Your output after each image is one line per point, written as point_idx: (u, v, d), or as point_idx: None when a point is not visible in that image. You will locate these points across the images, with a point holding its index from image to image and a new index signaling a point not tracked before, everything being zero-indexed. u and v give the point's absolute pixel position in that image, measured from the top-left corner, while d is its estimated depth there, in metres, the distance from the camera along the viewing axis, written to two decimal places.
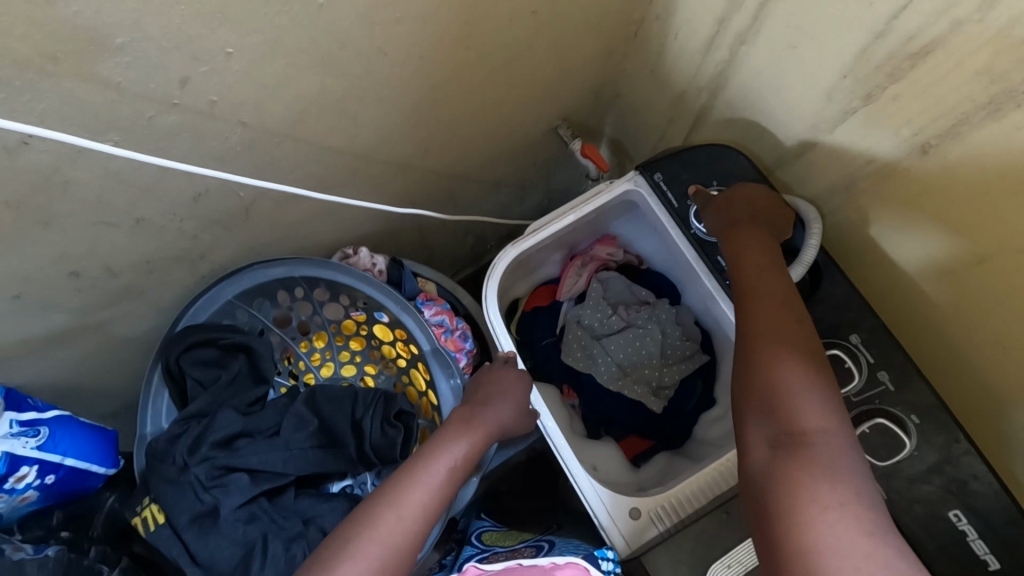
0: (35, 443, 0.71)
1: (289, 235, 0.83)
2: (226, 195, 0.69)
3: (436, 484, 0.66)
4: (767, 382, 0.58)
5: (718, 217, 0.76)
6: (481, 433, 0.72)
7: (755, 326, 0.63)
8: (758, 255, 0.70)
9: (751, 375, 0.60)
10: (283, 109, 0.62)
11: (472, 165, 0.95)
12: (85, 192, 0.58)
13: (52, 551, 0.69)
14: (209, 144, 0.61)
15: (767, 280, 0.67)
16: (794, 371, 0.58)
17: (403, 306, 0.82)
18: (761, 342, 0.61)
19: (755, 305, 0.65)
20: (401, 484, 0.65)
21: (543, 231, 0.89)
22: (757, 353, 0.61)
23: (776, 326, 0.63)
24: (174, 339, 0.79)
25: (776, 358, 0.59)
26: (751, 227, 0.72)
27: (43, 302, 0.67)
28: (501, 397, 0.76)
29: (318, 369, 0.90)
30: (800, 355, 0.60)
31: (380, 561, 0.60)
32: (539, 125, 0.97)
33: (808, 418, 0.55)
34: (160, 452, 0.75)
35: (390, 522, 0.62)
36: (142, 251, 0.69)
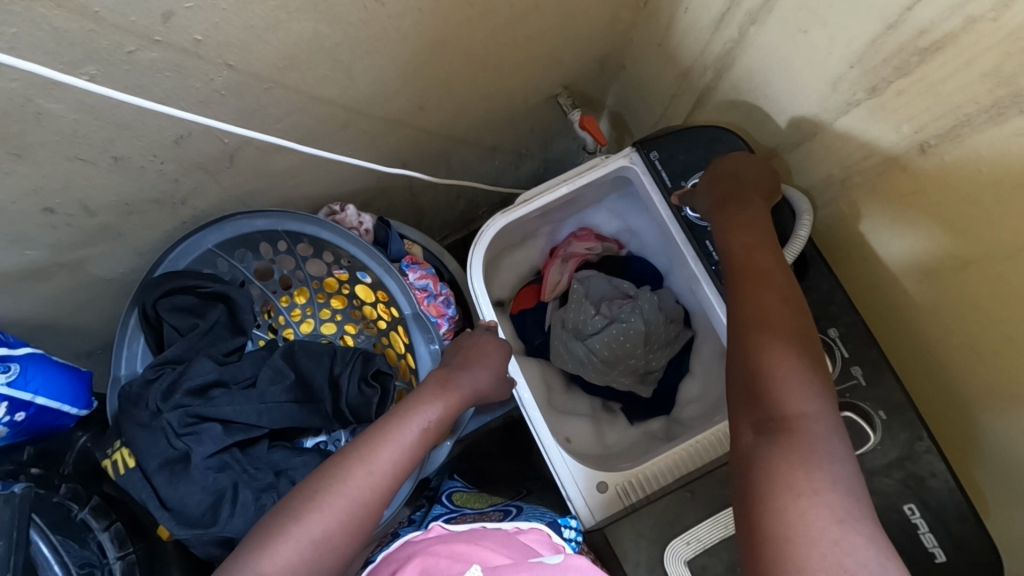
0: (5, 379, 0.70)
1: (274, 186, 0.81)
2: (210, 139, 0.66)
3: (412, 443, 0.67)
4: (756, 368, 0.58)
5: (711, 195, 0.75)
6: (459, 395, 0.73)
7: (747, 313, 0.63)
8: (755, 236, 0.69)
9: (742, 360, 0.60)
10: (272, 53, 0.59)
11: (468, 127, 0.93)
12: (62, 125, 0.55)
13: (19, 488, 0.64)
14: (193, 86, 0.58)
15: (761, 265, 0.67)
16: (782, 359, 0.58)
17: (387, 267, 0.81)
18: (755, 326, 0.62)
19: (748, 291, 0.65)
20: (376, 440, 0.65)
21: (534, 202, 0.88)
22: (749, 339, 0.61)
23: (769, 313, 0.62)
24: (152, 284, 0.78)
25: (764, 344, 0.60)
26: (742, 208, 0.71)
27: (15, 236, 0.65)
28: (480, 361, 0.77)
29: (297, 325, 0.88)
30: (790, 341, 0.60)
31: (350, 514, 0.61)
32: (540, 90, 0.94)
33: (790, 404, 0.55)
34: (134, 396, 0.74)
35: (364, 478, 0.62)
36: (120, 190, 0.67)
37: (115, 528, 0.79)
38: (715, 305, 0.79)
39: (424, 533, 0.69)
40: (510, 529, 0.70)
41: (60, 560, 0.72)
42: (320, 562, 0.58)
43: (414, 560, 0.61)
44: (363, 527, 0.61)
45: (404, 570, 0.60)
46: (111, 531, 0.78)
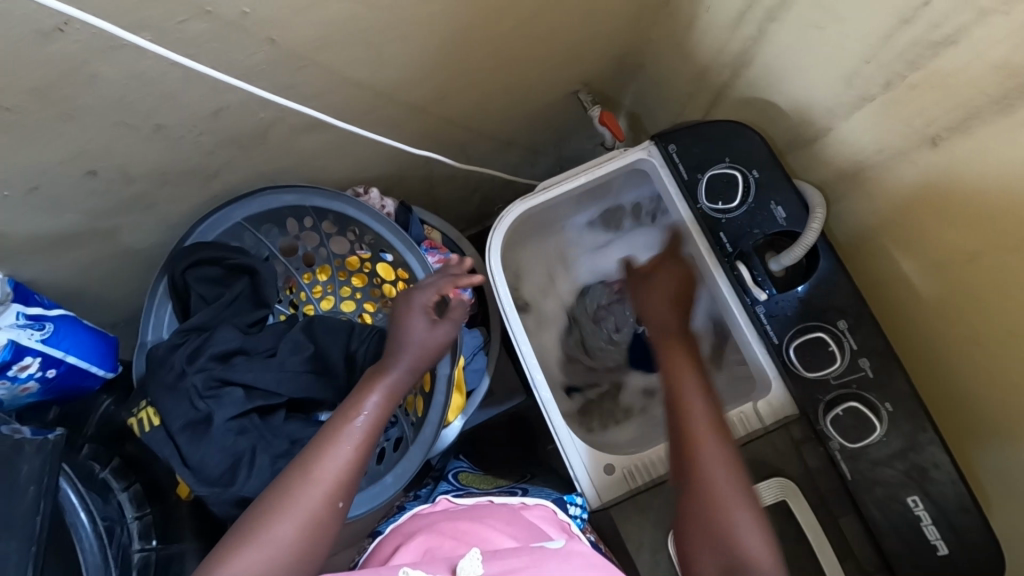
0: (39, 336, 0.73)
1: (302, 164, 0.84)
2: (247, 113, 0.69)
3: (364, 436, 0.67)
4: (704, 488, 0.63)
5: (657, 311, 0.80)
6: (397, 368, 0.72)
7: (693, 435, 0.67)
8: (682, 351, 0.74)
9: (684, 491, 0.65)
10: (311, 31, 0.62)
11: (489, 120, 0.96)
12: (108, 91, 0.59)
13: (54, 435, 0.66)
14: (236, 59, 0.61)
15: (692, 383, 0.70)
16: (733, 496, 0.63)
17: (410, 246, 0.84)
18: (692, 447, 0.66)
19: (688, 411, 0.68)
20: (329, 444, 0.65)
21: (553, 190, 0.90)
22: (687, 459, 0.66)
23: (712, 436, 0.66)
24: (182, 254, 0.81)
25: (713, 474, 0.64)
26: (685, 338, 0.76)
27: (58, 198, 0.69)
28: (409, 331, 0.75)
29: (318, 302, 0.91)
30: (733, 469, 0.64)
31: (316, 514, 0.61)
32: (560, 85, 0.97)
33: (748, 546, 0.60)
34: (159, 358, 0.77)
35: (321, 482, 0.63)
36: (159, 159, 0.70)
37: (133, 489, 0.82)
38: (728, 299, 0.82)
39: (432, 507, 0.73)
40: (515, 504, 0.74)
41: (88, 510, 0.74)
42: (307, 557, 0.59)
43: (418, 538, 0.65)
44: (335, 522, 0.62)
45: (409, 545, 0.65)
46: (128, 492, 0.81)
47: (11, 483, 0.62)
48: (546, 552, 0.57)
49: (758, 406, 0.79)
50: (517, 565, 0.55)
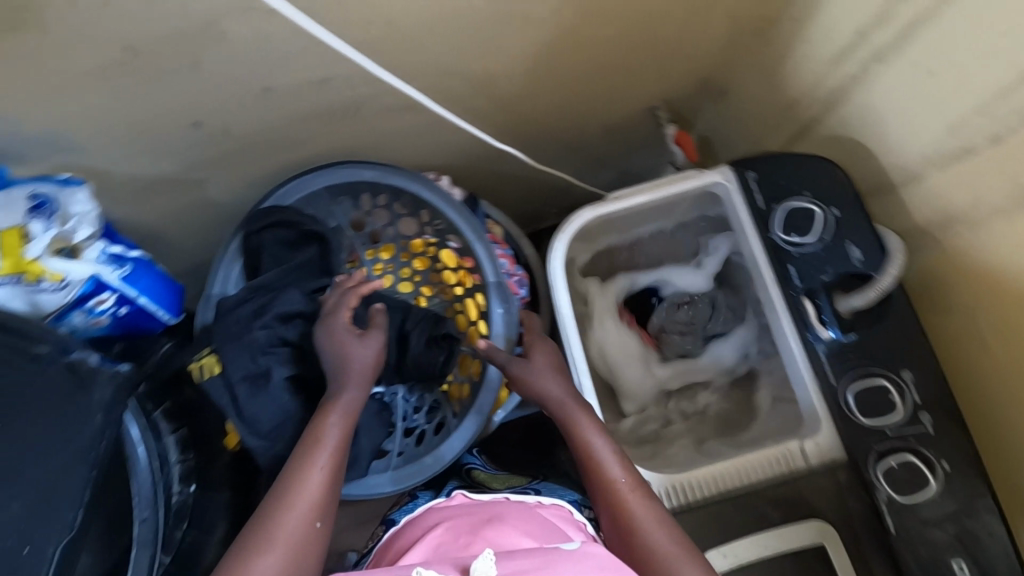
0: (120, 274, 0.75)
1: (383, 144, 0.86)
2: (347, 87, 0.71)
3: (329, 458, 0.70)
4: (640, 546, 0.67)
5: (545, 382, 0.78)
6: (353, 393, 0.73)
7: (612, 503, 0.70)
8: (586, 413, 0.76)
9: (625, 547, 0.68)
10: (426, 13, 0.64)
11: (565, 126, 0.97)
12: (231, 48, 0.61)
13: (124, 368, 0.69)
14: (352, 32, 0.64)
15: (602, 454, 0.73)
16: (664, 543, 0.66)
17: (480, 235, 0.86)
18: (620, 514, 0.69)
19: (604, 486, 0.71)
20: (303, 466, 0.68)
21: (624, 202, 0.89)
22: (618, 528, 0.69)
23: (626, 498, 0.70)
24: (258, 214, 0.83)
25: (640, 532, 0.67)
26: (585, 405, 0.77)
27: (158, 145, 0.71)
28: (346, 355, 0.75)
29: (377, 279, 0.91)
30: (657, 521, 0.68)
31: (297, 536, 0.64)
32: (640, 100, 0.97)
33: None
34: (226, 310, 0.79)
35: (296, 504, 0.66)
36: (258, 120, 0.73)
37: (180, 434, 0.83)
38: (789, 336, 0.81)
39: (447, 502, 0.75)
40: (532, 502, 0.74)
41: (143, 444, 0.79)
42: (303, 569, 0.64)
43: (434, 534, 0.67)
44: (320, 537, 0.66)
45: (426, 540, 0.66)
46: (176, 436, 0.83)
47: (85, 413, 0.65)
48: (558, 553, 0.58)
49: (805, 445, 0.77)
50: (529, 567, 0.56)
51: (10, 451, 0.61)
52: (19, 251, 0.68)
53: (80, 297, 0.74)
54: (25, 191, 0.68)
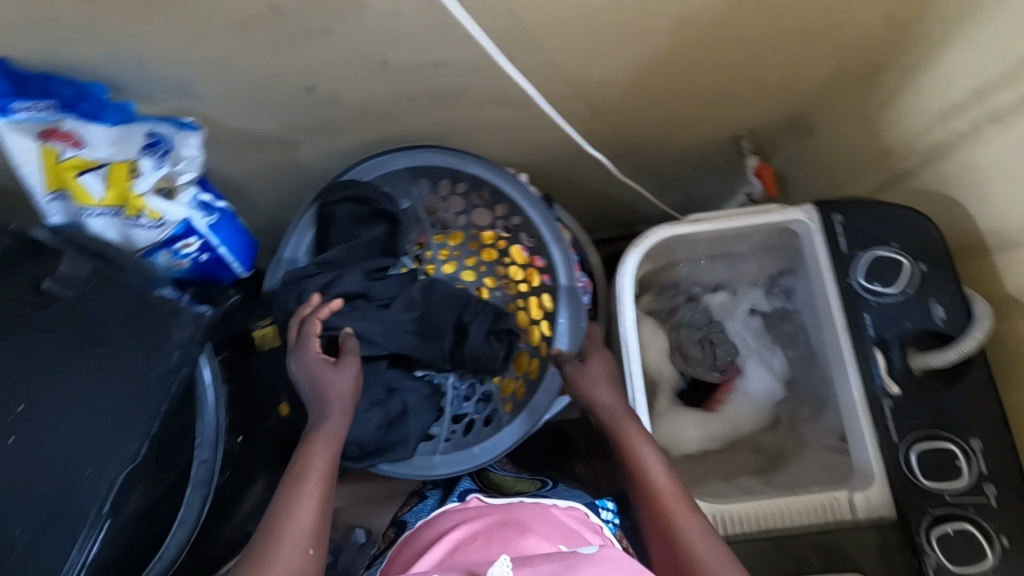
0: (208, 221, 0.78)
1: (471, 133, 0.87)
2: (456, 72, 0.73)
3: (318, 489, 0.67)
4: (684, 556, 0.66)
5: (595, 392, 0.78)
6: (336, 421, 0.72)
7: (658, 512, 0.70)
8: (634, 422, 0.76)
9: (673, 556, 0.68)
10: (553, 11, 0.65)
11: (646, 143, 0.97)
12: (364, 20, 0.63)
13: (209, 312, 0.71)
14: (478, 19, 0.65)
15: (648, 463, 0.73)
16: (705, 553, 0.65)
17: (557, 239, 0.85)
18: (669, 522, 0.69)
19: (650, 497, 0.72)
20: (291, 498, 0.66)
21: (701, 226, 0.88)
22: (664, 536, 0.69)
23: (671, 507, 0.70)
24: (338, 186, 0.84)
25: (683, 542, 0.67)
26: (634, 416, 0.76)
27: (266, 103, 0.73)
28: (325, 385, 0.73)
29: (441, 264, 0.93)
30: (701, 531, 0.67)
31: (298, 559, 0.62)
32: (726, 129, 0.97)
33: None
34: (296, 279, 0.82)
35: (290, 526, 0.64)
36: (364, 93, 0.74)
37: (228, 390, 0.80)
38: (852, 387, 0.79)
39: (463, 504, 0.74)
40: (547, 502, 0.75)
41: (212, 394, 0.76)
42: None
43: (448, 539, 0.67)
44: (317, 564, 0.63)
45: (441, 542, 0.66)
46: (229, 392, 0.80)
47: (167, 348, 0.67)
48: (576, 557, 0.57)
49: (854, 496, 0.75)
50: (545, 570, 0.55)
51: (96, 370, 0.65)
52: (126, 186, 0.71)
53: (170, 239, 0.76)
54: (142, 129, 0.70)
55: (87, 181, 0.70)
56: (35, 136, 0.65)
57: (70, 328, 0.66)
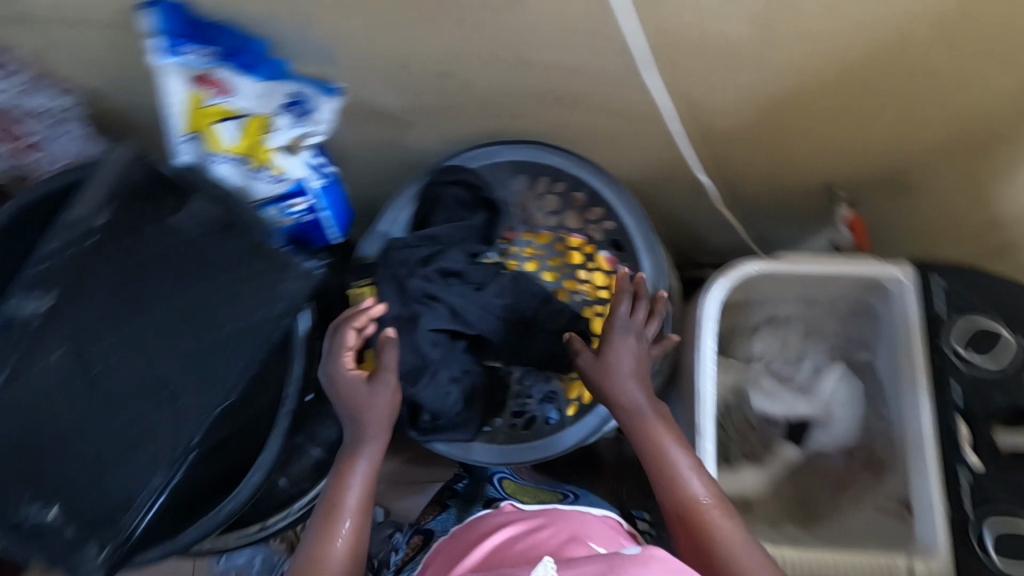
0: (318, 183, 0.80)
1: (576, 141, 0.89)
2: (586, 79, 0.74)
3: (354, 511, 0.72)
4: (721, 560, 0.66)
5: (622, 386, 0.74)
6: (374, 438, 0.74)
7: (689, 517, 0.69)
8: (662, 424, 0.73)
9: (706, 559, 0.68)
10: (701, 35, 0.67)
11: (738, 182, 0.98)
12: (516, 14, 0.64)
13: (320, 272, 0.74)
14: (626, 32, 0.67)
15: (677, 466, 0.71)
16: (745, 559, 0.66)
17: (651, 247, 0.88)
18: (702, 528, 0.68)
19: (679, 502, 0.70)
20: (328, 522, 0.70)
21: (796, 268, 0.87)
22: (696, 542, 0.68)
23: (704, 511, 0.69)
24: (449, 170, 0.88)
25: (720, 548, 0.67)
26: (660, 415, 0.74)
27: (397, 85, 0.76)
28: (359, 403, 0.74)
29: (522, 261, 0.89)
30: (738, 535, 0.68)
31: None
32: (820, 181, 0.97)
33: None
34: (398, 250, 0.82)
35: (328, 531, 0.70)
36: (492, 88, 0.77)
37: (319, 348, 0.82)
38: (928, 452, 0.76)
39: (500, 509, 0.79)
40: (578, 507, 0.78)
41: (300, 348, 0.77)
42: None
43: (481, 546, 0.71)
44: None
45: (480, 546, 0.71)
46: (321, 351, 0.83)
47: (268, 301, 0.70)
48: (618, 558, 0.57)
49: (914, 565, 0.73)
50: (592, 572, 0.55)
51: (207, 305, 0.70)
52: (256, 139, 0.74)
53: (282, 195, 0.78)
54: (285, 87, 0.70)
55: (222, 127, 0.73)
56: (186, 80, 0.69)
57: (184, 274, 0.71)
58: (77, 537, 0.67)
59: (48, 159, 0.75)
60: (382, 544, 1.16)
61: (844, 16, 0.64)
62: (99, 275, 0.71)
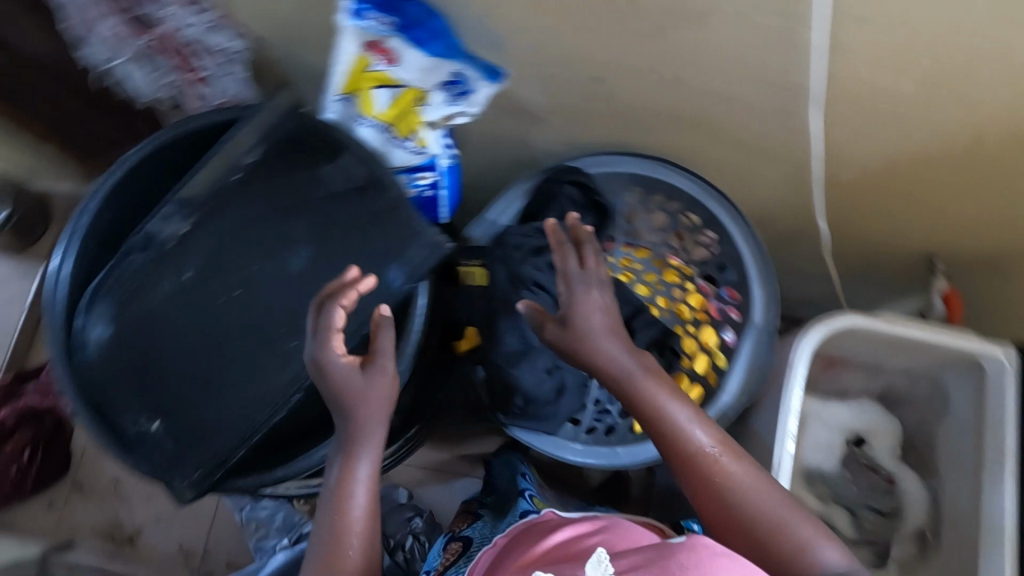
0: (447, 161, 0.84)
1: (692, 164, 0.91)
2: (731, 108, 0.76)
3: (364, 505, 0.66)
4: (746, 513, 0.62)
5: (609, 351, 0.66)
6: (374, 433, 0.68)
7: (704, 476, 0.63)
8: (657, 380, 0.66)
9: (729, 516, 0.62)
10: (865, 87, 0.67)
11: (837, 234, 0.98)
12: (695, 36, 0.66)
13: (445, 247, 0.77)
14: (790, 72, 0.68)
15: (680, 425, 0.64)
16: (768, 502, 0.62)
17: (762, 279, 0.88)
18: (718, 484, 0.63)
19: (691, 463, 0.64)
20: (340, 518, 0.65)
21: (893, 329, 0.86)
22: (715, 505, 0.63)
23: (716, 461, 0.63)
24: (567, 169, 0.89)
25: (742, 498, 0.62)
26: (652, 370, 0.66)
27: (543, 83, 0.79)
28: (353, 394, 0.67)
29: (621, 271, 0.90)
30: (755, 478, 0.63)
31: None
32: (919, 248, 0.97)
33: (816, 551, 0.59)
34: (509, 233, 0.84)
35: (337, 538, 0.65)
36: (633, 101, 0.79)
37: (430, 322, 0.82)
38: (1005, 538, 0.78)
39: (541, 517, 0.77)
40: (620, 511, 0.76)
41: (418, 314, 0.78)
42: None
43: (514, 554, 0.68)
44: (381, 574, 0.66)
45: (515, 553, 0.68)
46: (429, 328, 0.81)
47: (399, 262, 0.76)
48: (665, 546, 0.56)
49: None
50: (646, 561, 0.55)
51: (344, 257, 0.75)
52: (407, 110, 0.78)
53: (416, 166, 0.82)
54: (449, 68, 0.73)
55: (378, 93, 0.77)
56: (359, 44, 0.71)
57: (326, 229, 0.75)
58: (181, 452, 0.72)
59: (215, 95, 0.80)
60: (402, 526, 1.21)
61: (1023, 91, 0.65)
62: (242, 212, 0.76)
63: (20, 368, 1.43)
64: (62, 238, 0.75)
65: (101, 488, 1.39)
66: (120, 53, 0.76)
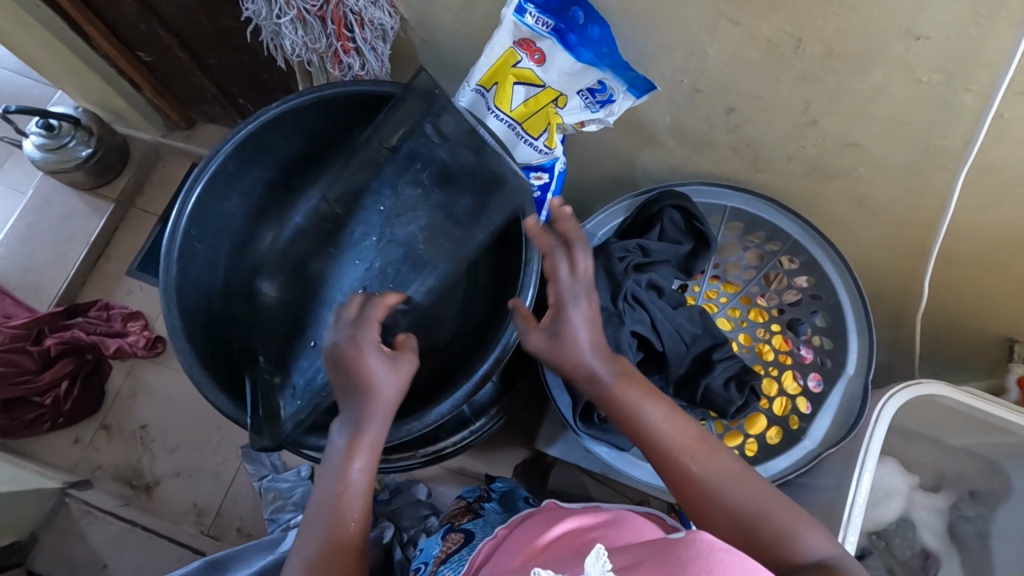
0: (561, 167, 0.86)
1: (791, 205, 0.90)
2: (848, 151, 0.76)
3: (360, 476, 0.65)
4: (717, 503, 0.59)
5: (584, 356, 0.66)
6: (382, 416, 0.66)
7: (675, 469, 0.62)
8: (630, 379, 0.66)
9: (700, 507, 0.60)
10: (990, 150, 0.67)
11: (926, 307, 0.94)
12: (852, 84, 0.66)
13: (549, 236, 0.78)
14: (918, 123, 0.68)
15: (648, 419, 0.64)
16: (737, 489, 0.59)
17: (862, 330, 0.85)
18: (685, 473, 0.61)
19: (659, 456, 0.63)
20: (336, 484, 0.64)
21: (979, 405, 0.81)
22: (688, 499, 0.61)
23: (686, 448, 0.62)
24: (674, 193, 0.88)
25: (712, 487, 0.60)
26: (627, 370, 0.66)
27: (663, 98, 0.79)
28: (370, 379, 0.66)
29: (704, 302, 0.93)
30: (724, 467, 0.61)
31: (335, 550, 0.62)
32: (1005, 336, 0.93)
33: (789, 537, 0.57)
34: (611, 247, 0.84)
35: (340, 505, 0.64)
36: (748, 129, 0.79)
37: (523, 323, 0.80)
38: None
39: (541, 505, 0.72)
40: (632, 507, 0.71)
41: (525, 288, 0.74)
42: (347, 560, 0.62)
43: (503, 550, 0.62)
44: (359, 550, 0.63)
45: (505, 550, 0.63)
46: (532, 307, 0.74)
47: (499, 273, 0.84)
48: (665, 541, 0.45)
49: None
50: (645, 557, 0.44)
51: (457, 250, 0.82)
52: (540, 110, 0.79)
53: (535, 165, 0.84)
54: (596, 75, 0.75)
55: (516, 90, 0.79)
56: (514, 39, 0.76)
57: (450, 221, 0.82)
58: (271, 398, 0.76)
59: (357, 65, 0.83)
60: (417, 523, 1.17)
61: None
62: (364, 190, 0.83)
63: (73, 302, 1.43)
64: (190, 175, 0.78)
65: (129, 433, 1.37)
66: (287, 11, 0.74)
